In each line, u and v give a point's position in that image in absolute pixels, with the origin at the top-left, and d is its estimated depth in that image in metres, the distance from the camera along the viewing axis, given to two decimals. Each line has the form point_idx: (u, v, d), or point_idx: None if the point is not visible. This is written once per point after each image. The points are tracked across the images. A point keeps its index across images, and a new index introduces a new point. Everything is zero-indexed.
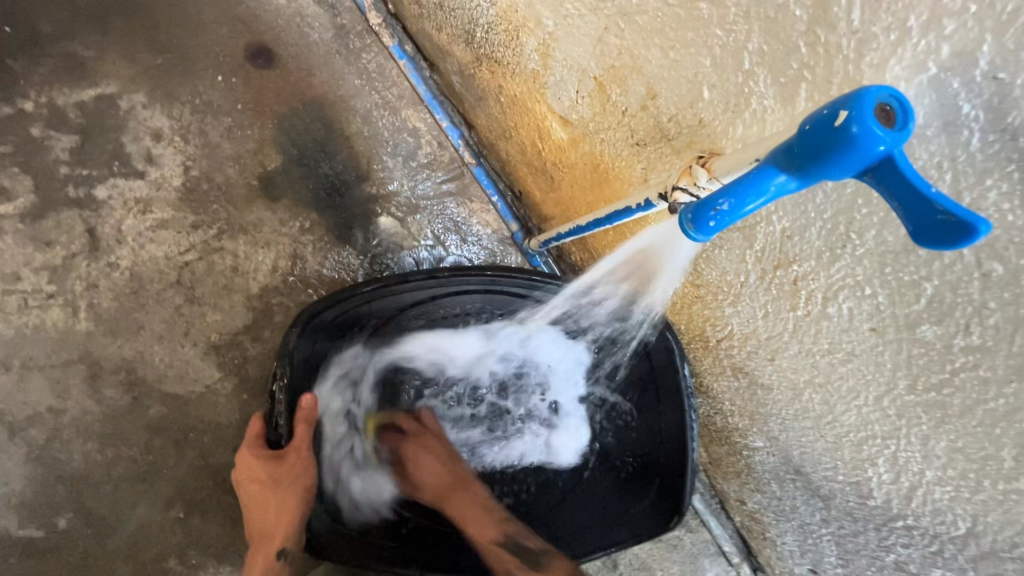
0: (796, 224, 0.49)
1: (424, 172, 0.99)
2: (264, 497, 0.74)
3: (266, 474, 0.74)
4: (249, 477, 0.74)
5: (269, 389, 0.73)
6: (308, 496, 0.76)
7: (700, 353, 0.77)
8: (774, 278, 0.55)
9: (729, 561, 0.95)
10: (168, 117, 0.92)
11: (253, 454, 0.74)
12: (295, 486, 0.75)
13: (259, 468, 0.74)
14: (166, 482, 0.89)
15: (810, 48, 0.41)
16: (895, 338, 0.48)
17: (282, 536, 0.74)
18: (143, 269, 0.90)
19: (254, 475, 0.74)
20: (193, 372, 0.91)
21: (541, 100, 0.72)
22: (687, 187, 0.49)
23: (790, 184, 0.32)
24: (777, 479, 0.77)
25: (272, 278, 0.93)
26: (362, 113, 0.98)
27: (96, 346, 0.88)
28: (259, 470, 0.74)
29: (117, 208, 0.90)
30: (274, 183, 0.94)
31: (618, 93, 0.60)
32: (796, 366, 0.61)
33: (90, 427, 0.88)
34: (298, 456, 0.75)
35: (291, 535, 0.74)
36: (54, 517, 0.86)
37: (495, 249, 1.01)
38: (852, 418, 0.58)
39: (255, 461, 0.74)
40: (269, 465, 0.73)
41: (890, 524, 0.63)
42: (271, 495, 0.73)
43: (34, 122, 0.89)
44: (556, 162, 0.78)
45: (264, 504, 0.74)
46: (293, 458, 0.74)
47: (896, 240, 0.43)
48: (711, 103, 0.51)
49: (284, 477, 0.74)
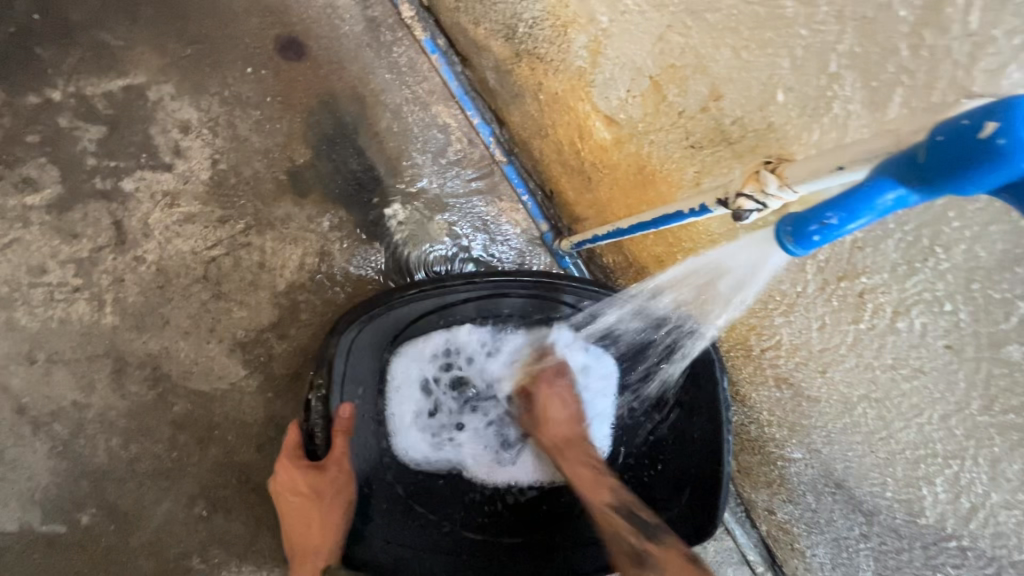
0: (872, 235, 0.47)
1: (453, 170, 0.97)
2: (306, 509, 0.73)
3: (308, 486, 0.73)
4: (289, 489, 0.73)
5: (307, 398, 0.74)
6: (349, 507, 0.75)
7: (740, 361, 0.75)
8: (836, 289, 0.53)
9: (753, 570, 0.92)
10: (197, 109, 0.90)
11: (293, 466, 0.73)
12: (338, 497, 0.74)
13: (302, 480, 0.73)
14: (190, 479, 0.88)
15: (911, 51, 0.39)
16: (972, 357, 0.46)
17: (326, 549, 0.73)
18: (169, 263, 0.89)
19: (295, 487, 0.73)
20: (218, 369, 0.89)
21: (585, 99, 0.70)
22: (753, 195, 0.46)
23: (910, 198, 0.30)
24: (814, 491, 0.75)
25: (299, 274, 0.92)
26: (392, 108, 0.96)
27: (121, 341, 0.87)
28: (301, 481, 0.73)
29: (145, 201, 0.88)
30: (302, 178, 0.93)
31: (677, 93, 0.58)
32: (851, 380, 0.59)
33: (115, 423, 0.87)
34: (338, 467, 0.73)
35: (335, 550, 0.74)
36: (77, 513, 0.85)
37: (525, 249, 0.98)
38: (910, 435, 0.57)
39: (296, 471, 0.73)
40: (311, 477, 0.73)
41: (941, 543, 0.62)
42: (314, 508, 0.72)
43: (62, 112, 0.87)
44: (597, 162, 0.76)
45: (307, 516, 0.73)
46: (333, 469, 0.73)
47: (989, 256, 0.41)
48: (785, 106, 0.49)
49: (326, 490, 0.73)
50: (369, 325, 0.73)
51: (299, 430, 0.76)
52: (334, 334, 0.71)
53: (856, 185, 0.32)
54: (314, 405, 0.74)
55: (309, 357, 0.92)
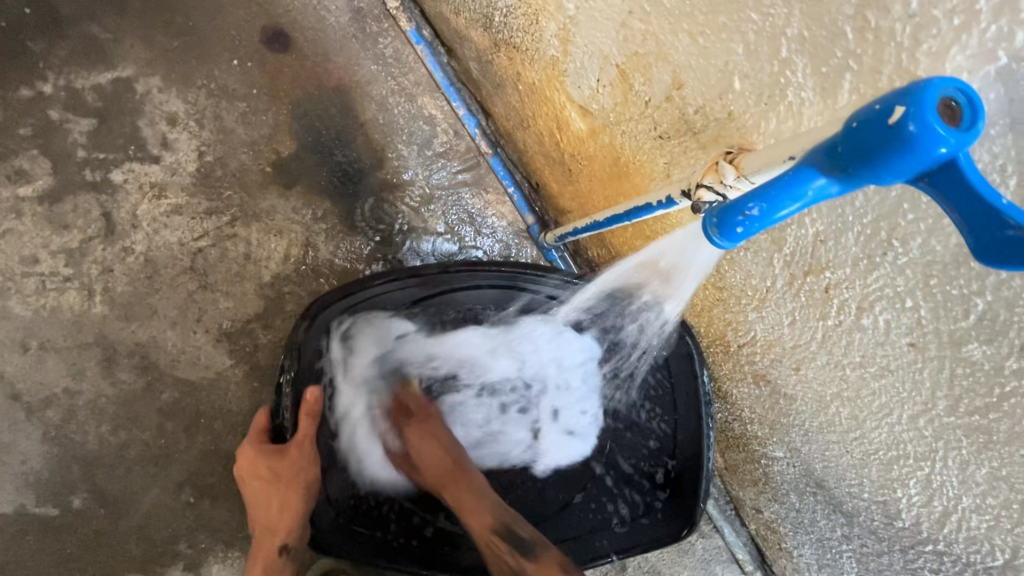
0: (831, 228, 0.46)
1: (439, 162, 0.96)
2: (262, 489, 0.73)
3: (267, 468, 0.73)
4: (253, 474, 0.74)
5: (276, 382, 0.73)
6: (305, 491, 0.73)
7: (719, 357, 0.74)
8: (803, 284, 0.52)
9: (742, 568, 0.91)
10: (183, 101, 0.91)
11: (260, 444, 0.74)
12: (297, 479, 0.73)
13: (263, 462, 0.73)
14: (177, 466, 0.90)
15: (856, 34, 0.38)
16: (936, 355, 0.45)
17: (283, 531, 0.74)
18: (157, 254, 0.90)
19: (256, 468, 0.74)
20: (205, 359, 0.91)
21: (559, 89, 0.69)
22: (712, 185, 0.46)
23: (832, 188, 0.30)
24: (797, 491, 0.73)
25: (284, 266, 0.92)
26: (378, 100, 0.96)
27: (110, 330, 0.89)
28: (260, 463, 0.73)
29: (133, 192, 0.90)
30: (288, 170, 0.93)
31: (642, 83, 0.57)
32: (823, 378, 0.57)
33: (104, 410, 0.89)
34: (299, 450, 0.73)
35: (293, 530, 0.74)
36: (69, 496, 0.88)
37: (510, 241, 0.98)
38: (882, 436, 0.55)
39: (257, 455, 0.74)
40: (270, 459, 0.73)
41: (918, 547, 0.60)
42: (272, 490, 0.73)
43: (52, 104, 0.89)
44: (575, 154, 0.75)
45: (264, 495, 0.74)
46: (293, 452, 0.72)
47: (945, 250, 0.40)
48: (743, 94, 0.48)
49: (280, 474, 0.73)
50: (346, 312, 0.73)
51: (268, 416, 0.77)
52: (308, 318, 0.72)
53: (779, 174, 0.31)
54: (284, 390, 0.73)
55: None
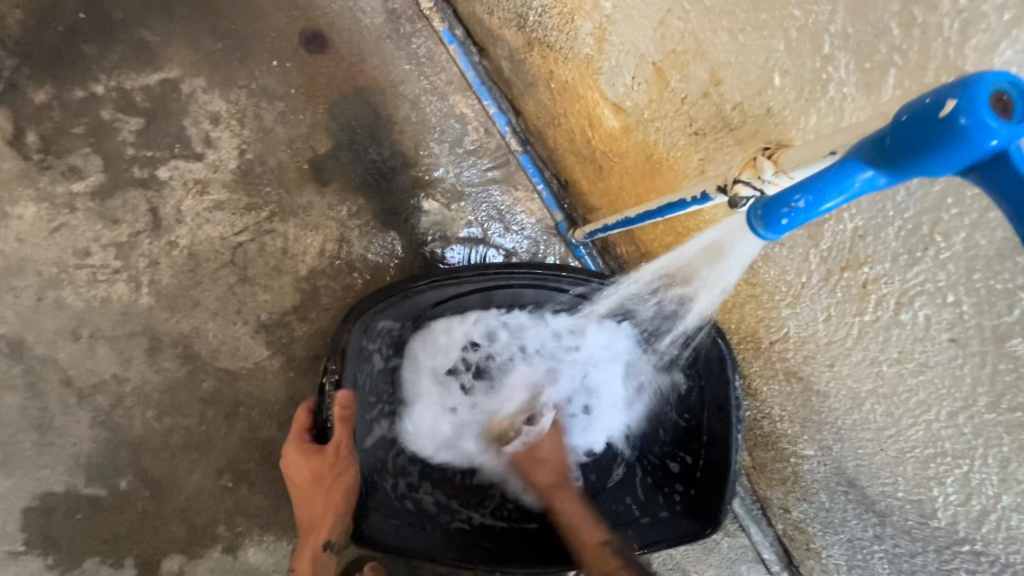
0: (871, 223, 0.47)
1: (469, 159, 0.98)
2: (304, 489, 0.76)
3: (310, 471, 0.75)
4: (295, 474, 0.77)
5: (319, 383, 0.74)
6: (346, 488, 0.77)
7: (750, 355, 0.74)
8: (840, 279, 0.52)
9: (767, 569, 0.90)
10: (226, 101, 0.95)
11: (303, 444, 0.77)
12: (338, 481, 0.76)
13: (308, 462, 0.76)
14: (217, 451, 0.94)
15: (902, 30, 0.39)
16: (977, 351, 0.45)
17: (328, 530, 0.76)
18: (200, 248, 0.94)
19: (298, 467, 0.76)
20: (244, 349, 0.94)
21: (593, 87, 0.70)
22: (751, 181, 0.46)
23: (879, 181, 0.30)
24: (827, 490, 0.73)
25: (320, 260, 0.95)
26: (411, 99, 0.98)
27: (156, 320, 0.93)
28: (303, 462, 0.76)
29: (178, 188, 0.94)
30: (324, 167, 0.96)
31: (679, 79, 0.58)
32: (858, 374, 0.57)
33: (150, 396, 0.93)
34: (337, 453, 0.76)
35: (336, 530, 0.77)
36: (116, 478, 0.92)
37: (539, 237, 0.99)
38: (920, 434, 0.55)
39: (299, 456, 0.76)
40: (312, 462, 0.76)
41: (954, 547, 0.59)
42: (315, 492, 0.76)
43: (104, 105, 0.93)
44: (607, 151, 0.76)
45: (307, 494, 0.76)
46: (333, 456, 0.75)
47: (989, 244, 0.40)
48: (782, 90, 0.48)
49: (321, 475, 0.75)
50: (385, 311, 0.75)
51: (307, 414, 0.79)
52: (351, 319, 0.73)
53: (826, 168, 0.32)
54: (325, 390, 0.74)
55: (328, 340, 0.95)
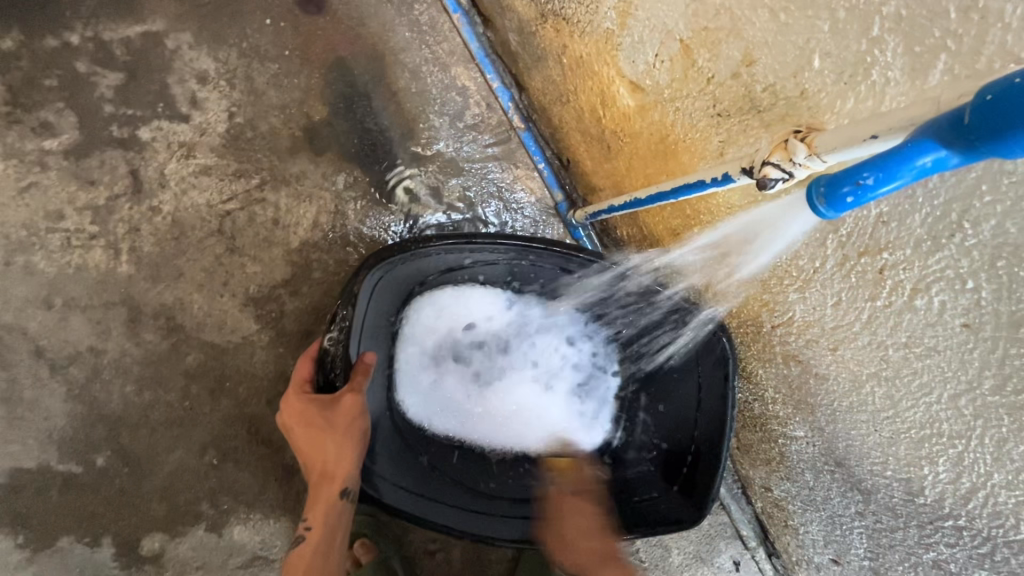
0: (896, 209, 0.48)
1: (470, 134, 0.96)
2: (317, 441, 0.72)
3: (320, 419, 0.72)
4: (300, 422, 0.73)
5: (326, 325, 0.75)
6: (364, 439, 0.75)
7: (749, 338, 0.76)
8: (856, 264, 0.54)
9: (745, 544, 0.94)
10: (214, 59, 0.89)
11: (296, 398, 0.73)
12: (352, 428, 0.73)
13: (348, 418, 0.73)
14: (201, 428, 0.90)
15: (962, 14, 0.38)
16: (990, 336, 0.47)
17: (343, 477, 0.73)
18: (185, 215, 0.89)
19: (307, 417, 0.72)
20: (231, 323, 0.90)
21: (610, 64, 0.69)
22: (780, 163, 0.46)
23: (951, 159, 0.31)
24: (813, 469, 0.76)
25: (313, 233, 0.92)
26: (411, 68, 0.94)
27: (137, 290, 0.88)
28: (316, 413, 0.72)
29: (161, 151, 0.88)
30: (319, 135, 0.92)
31: (707, 58, 0.58)
32: (861, 357, 0.60)
33: (130, 369, 0.88)
34: (351, 399, 0.73)
35: (351, 477, 0.74)
36: (93, 455, 0.88)
37: (538, 218, 0.98)
38: (917, 415, 0.58)
39: (306, 404, 0.72)
40: (322, 408, 0.72)
41: (937, 522, 0.62)
42: (325, 438, 0.72)
43: (79, 56, 0.86)
44: (618, 131, 0.75)
45: (323, 449, 0.73)
46: (348, 400, 0.72)
47: (1019, 232, 0.41)
48: (822, 72, 0.49)
49: (350, 428, 0.73)
50: (392, 269, 0.75)
51: (309, 365, 0.76)
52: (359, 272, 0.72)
53: (897, 145, 0.33)
54: (332, 334, 0.75)
55: (320, 315, 0.92)
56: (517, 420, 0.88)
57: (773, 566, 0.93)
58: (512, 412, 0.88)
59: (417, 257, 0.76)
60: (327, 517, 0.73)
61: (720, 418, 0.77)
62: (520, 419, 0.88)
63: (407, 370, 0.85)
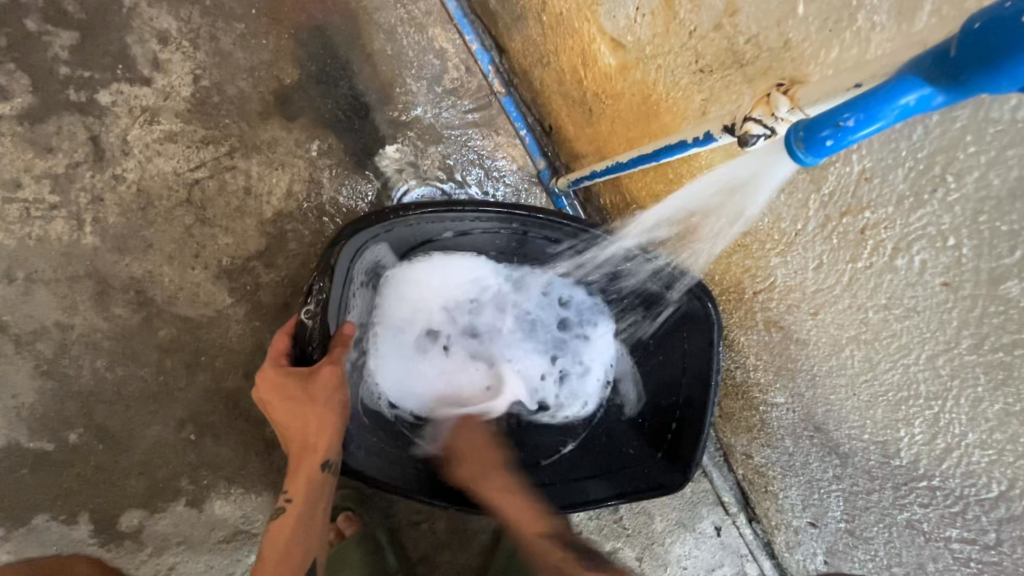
0: (881, 164, 0.47)
1: (449, 99, 0.92)
2: (298, 414, 0.70)
3: (298, 391, 0.69)
4: (277, 396, 0.70)
5: (301, 299, 0.69)
6: (345, 411, 0.74)
7: (731, 305, 0.75)
8: (838, 226, 0.53)
9: (726, 510, 0.95)
10: (175, 18, 0.85)
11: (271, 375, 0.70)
12: (331, 398, 0.71)
13: (327, 390, 0.71)
14: (177, 403, 0.88)
15: None
16: (969, 294, 0.47)
17: (324, 447, 0.71)
18: (151, 184, 0.85)
19: (284, 392, 0.70)
20: (205, 296, 0.87)
21: (591, 19, 0.66)
22: (762, 118, 0.43)
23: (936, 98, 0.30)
24: (793, 435, 0.77)
25: (287, 202, 0.88)
26: (386, 29, 0.90)
27: (103, 262, 0.85)
28: (295, 386, 0.69)
29: (123, 116, 0.84)
30: (290, 100, 0.88)
31: (689, 10, 0.56)
32: (841, 322, 0.60)
33: (99, 344, 0.86)
34: (329, 371, 0.70)
35: (333, 448, 0.72)
36: (65, 432, 0.86)
37: (520, 185, 0.95)
38: (895, 377, 0.58)
39: (282, 377, 0.69)
40: (299, 381, 0.69)
41: (911, 483, 0.63)
42: (305, 410, 0.70)
43: (30, 14, 0.82)
44: (600, 92, 0.73)
45: (303, 423, 0.71)
46: (325, 371, 0.70)
47: (1002, 183, 0.40)
48: (806, 20, 0.47)
49: (331, 399, 0.71)
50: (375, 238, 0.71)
51: (286, 340, 0.73)
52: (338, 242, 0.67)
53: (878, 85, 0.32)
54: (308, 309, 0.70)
55: (297, 288, 0.90)
56: (492, 393, 0.88)
57: (752, 530, 0.95)
58: (490, 378, 0.89)
59: (404, 226, 0.72)
60: (307, 487, 0.71)
61: (704, 387, 0.75)
62: (494, 392, 0.88)
63: (385, 338, 0.84)
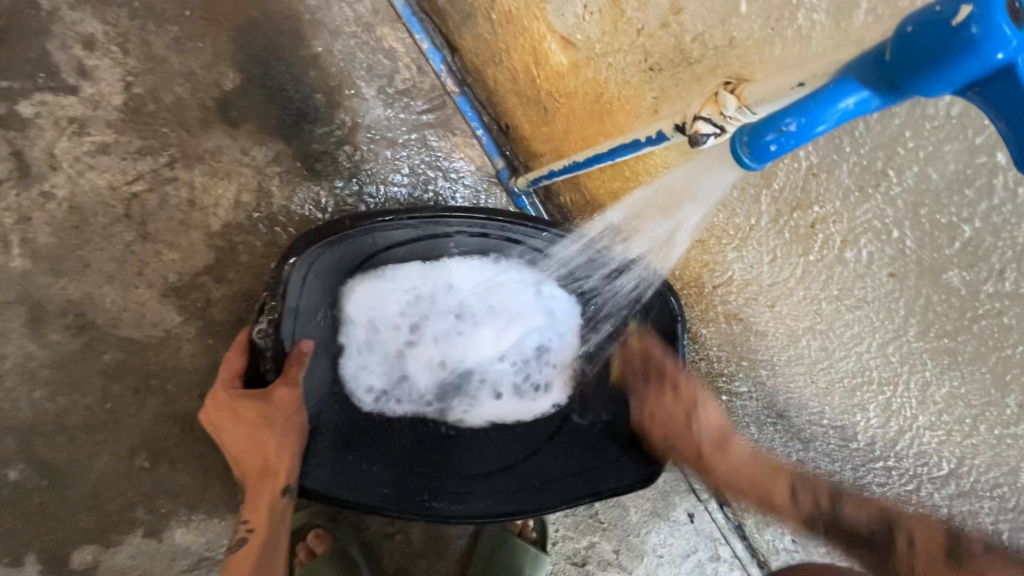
0: (826, 161, 0.48)
1: (401, 101, 0.90)
2: (257, 439, 0.68)
3: (256, 415, 0.67)
4: (232, 420, 0.68)
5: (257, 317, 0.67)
6: (302, 431, 0.73)
7: (693, 300, 0.76)
8: (789, 220, 0.54)
9: (697, 496, 0.97)
10: (101, 22, 0.80)
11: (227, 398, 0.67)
12: (290, 421, 0.70)
13: (287, 413, 0.70)
14: (127, 431, 0.83)
15: None
16: (914, 284, 0.49)
17: (284, 471, 0.70)
18: (84, 200, 0.80)
19: (239, 416, 0.67)
20: (152, 316, 0.83)
21: (540, 18, 0.65)
22: (711, 117, 0.43)
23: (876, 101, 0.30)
24: (757, 423, 0.78)
25: (235, 213, 0.84)
26: (332, 28, 0.87)
27: (35, 286, 0.80)
28: (252, 410, 0.67)
29: (47, 128, 0.79)
30: (233, 106, 0.84)
31: (635, 9, 0.55)
32: (796, 313, 0.61)
33: (37, 374, 0.81)
34: (289, 395, 0.69)
35: (292, 471, 0.71)
36: (3, 469, 0.81)
37: (479, 185, 0.93)
38: (850, 364, 0.60)
39: (238, 400, 0.67)
40: (257, 404, 0.67)
41: (868, 464, 0.66)
42: (263, 434, 0.68)
43: None
44: (553, 91, 0.72)
45: (261, 448, 0.68)
46: (285, 393, 0.69)
47: (941, 177, 0.42)
48: (749, 18, 0.47)
49: (288, 422, 0.70)
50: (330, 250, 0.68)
51: (239, 358, 0.69)
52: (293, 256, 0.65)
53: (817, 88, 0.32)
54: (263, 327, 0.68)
55: (250, 302, 0.85)
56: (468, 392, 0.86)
57: (723, 514, 0.97)
58: (465, 377, 0.86)
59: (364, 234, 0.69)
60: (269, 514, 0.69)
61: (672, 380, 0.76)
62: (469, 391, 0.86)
63: (352, 344, 0.82)
